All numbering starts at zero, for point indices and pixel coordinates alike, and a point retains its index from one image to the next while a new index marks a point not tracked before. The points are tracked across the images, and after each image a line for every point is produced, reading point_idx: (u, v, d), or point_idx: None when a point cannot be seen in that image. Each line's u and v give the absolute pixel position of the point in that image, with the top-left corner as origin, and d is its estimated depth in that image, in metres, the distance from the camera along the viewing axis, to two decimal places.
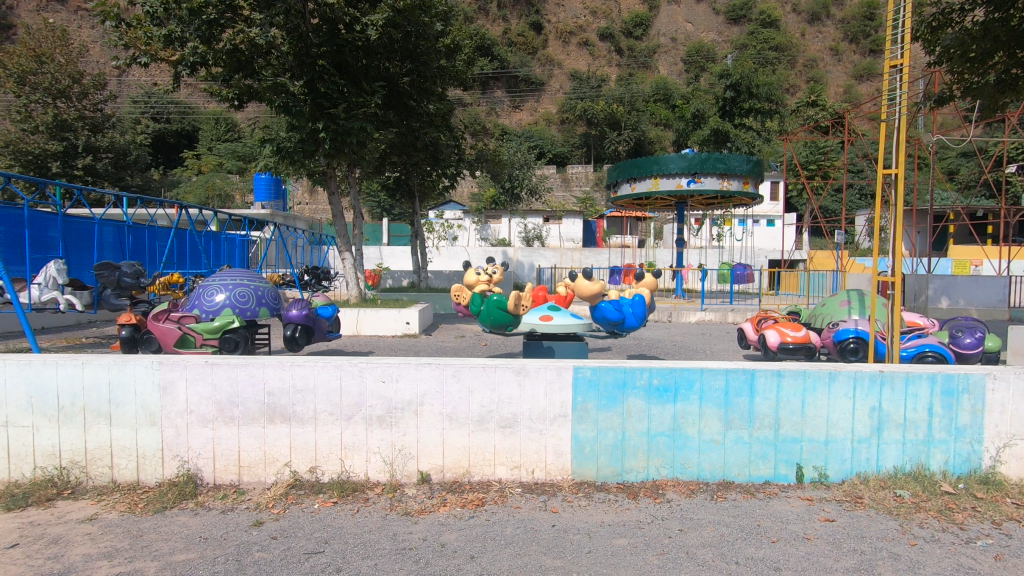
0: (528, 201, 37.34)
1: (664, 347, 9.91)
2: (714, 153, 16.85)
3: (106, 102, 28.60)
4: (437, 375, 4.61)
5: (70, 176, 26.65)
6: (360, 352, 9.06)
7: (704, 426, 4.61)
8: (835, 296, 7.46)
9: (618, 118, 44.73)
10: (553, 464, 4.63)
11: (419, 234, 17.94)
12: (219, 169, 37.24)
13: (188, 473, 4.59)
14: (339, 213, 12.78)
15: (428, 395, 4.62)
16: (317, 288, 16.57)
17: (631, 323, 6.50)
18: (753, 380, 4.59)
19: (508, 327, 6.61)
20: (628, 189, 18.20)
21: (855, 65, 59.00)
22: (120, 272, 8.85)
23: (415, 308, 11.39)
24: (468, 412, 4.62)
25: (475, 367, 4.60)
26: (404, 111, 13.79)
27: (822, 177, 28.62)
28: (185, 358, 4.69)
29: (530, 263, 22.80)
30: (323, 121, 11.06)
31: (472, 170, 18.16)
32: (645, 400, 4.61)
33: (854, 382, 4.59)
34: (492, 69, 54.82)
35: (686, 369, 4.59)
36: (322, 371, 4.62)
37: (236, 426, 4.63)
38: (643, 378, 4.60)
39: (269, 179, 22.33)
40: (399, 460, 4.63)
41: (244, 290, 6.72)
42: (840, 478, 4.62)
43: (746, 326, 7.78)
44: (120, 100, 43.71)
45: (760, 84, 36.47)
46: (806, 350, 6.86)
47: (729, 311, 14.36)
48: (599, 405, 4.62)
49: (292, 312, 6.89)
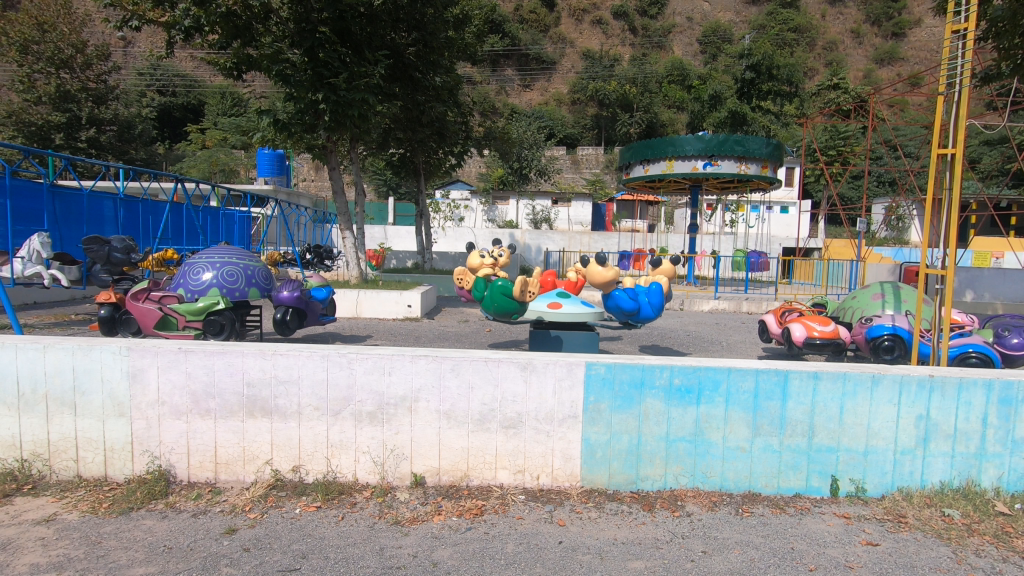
0: (536, 182, 36.65)
1: (677, 338, 9.38)
2: (732, 135, 16.13)
3: (110, 74, 28.08)
4: (433, 369, 4.15)
5: (73, 148, 26.17)
6: (357, 337, 8.62)
7: (730, 432, 4.15)
8: (867, 288, 6.90)
9: (631, 100, 43.73)
10: (561, 470, 4.19)
11: (425, 214, 17.35)
12: (223, 144, 36.73)
13: (161, 470, 4.19)
14: (340, 189, 12.21)
15: (424, 391, 4.17)
16: (318, 267, 16.14)
17: (647, 314, 5.91)
18: (787, 383, 4.11)
19: (514, 315, 6.16)
20: (641, 171, 17.50)
21: (876, 48, 57.13)
22: (110, 247, 8.44)
23: (418, 290, 10.92)
24: (468, 410, 4.18)
25: (477, 360, 4.14)
26: (409, 84, 13.20)
27: (841, 163, 27.73)
28: (157, 344, 4.25)
29: (538, 246, 22.22)
30: (323, 91, 10.45)
31: (480, 149, 17.54)
32: (665, 401, 4.14)
33: (901, 388, 4.09)
34: (503, 47, 53.68)
35: (712, 369, 4.10)
36: (307, 362, 4.16)
37: (213, 420, 4.21)
38: (663, 377, 4.12)
39: (273, 154, 21.83)
40: (390, 461, 4.20)
41: (233, 269, 6.32)
42: (879, 493, 4.15)
43: (768, 317, 7.29)
44: (125, 72, 43.13)
45: (780, 65, 35.37)
46: (834, 346, 6.34)
47: (744, 300, 13.82)
48: (613, 406, 4.15)
49: (283, 294, 6.42)
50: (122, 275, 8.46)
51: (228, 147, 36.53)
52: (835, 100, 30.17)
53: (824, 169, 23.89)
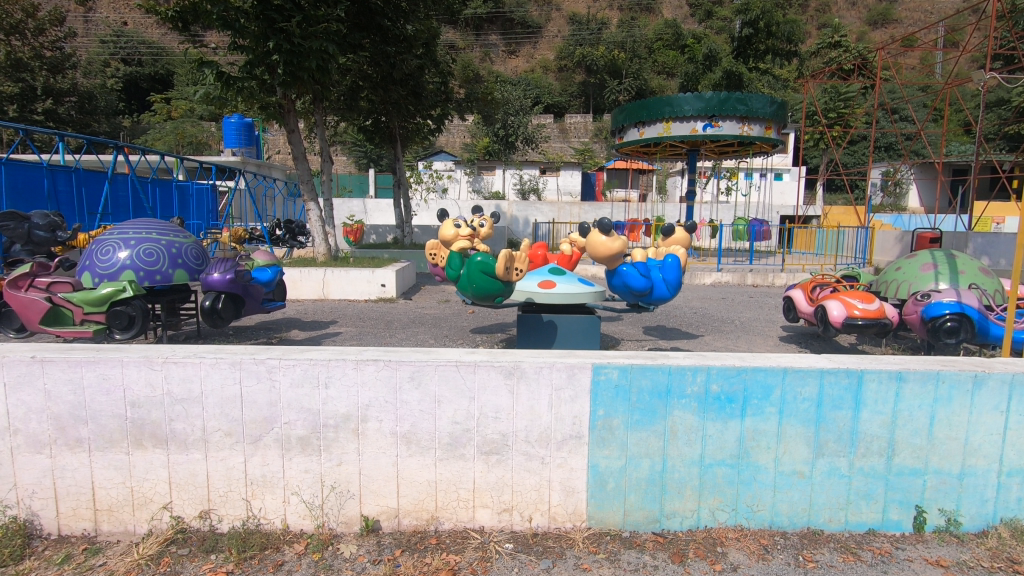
0: (523, 150, 35.01)
1: (684, 317, 8.29)
2: (735, 93, 14.83)
3: (65, 41, 25.87)
4: (386, 379, 3.05)
5: (29, 121, 24.15)
6: (320, 325, 7.43)
7: (785, 453, 3.13)
8: (914, 257, 5.89)
9: (619, 66, 42.14)
10: (560, 507, 3.15)
11: (403, 184, 15.93)
12: (192, 115, 34.59)
13: (18, 522, 3.08)
14: (302, 154, 10.82)
15: (373, 408, 3.07)
16: (289, 244, 14.89)
17: (661, 294, 4.76)
18: (861, 388, 3.08)
19: (498, 297, 5.01)
20: (635, 135, 16.24)
21: (870, 10, 55.11)
22: (30, 224, 7.00)
23: (391, 268, 9.78)
24: (435, 432, 3.10)
25: (446, 365, 3.06)
26: (377, 33, 11.65)
27: (842, 126, 26.48)
28: (3, 351, 3.08)
29: (526, 218, 20.90)
30: (274, 40, 8.95)
31: (461, 112, 16.02)
32: (699, 414, 3.10)
33: (1011, 390, 3.08)
34: (486, 11, 51.27)
35: (761, 371, 3.06)
36: (213, 372, 3.04)
37: (87, 453, 3.09)
38: (695, 383, 3.07)
39: (240, 121, 20.06)
40: (332, 501, 3.13)
41: (152, 247, 5.20)
42: (974, 527, 3.18)
43: (796, 293, 6.27)
44: (86, 42, 40.32)
45: (780, 22, 33.68)
46: (879, 327, 5.33)
47: (749, 272, 12.83)
48: (629, 422, 3.10)
49: (213, 277, 5.17)
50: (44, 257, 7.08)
51: (197, 118, 34.35)
52: (836, 60, 28.70)
53: (827, 132, 22.68)
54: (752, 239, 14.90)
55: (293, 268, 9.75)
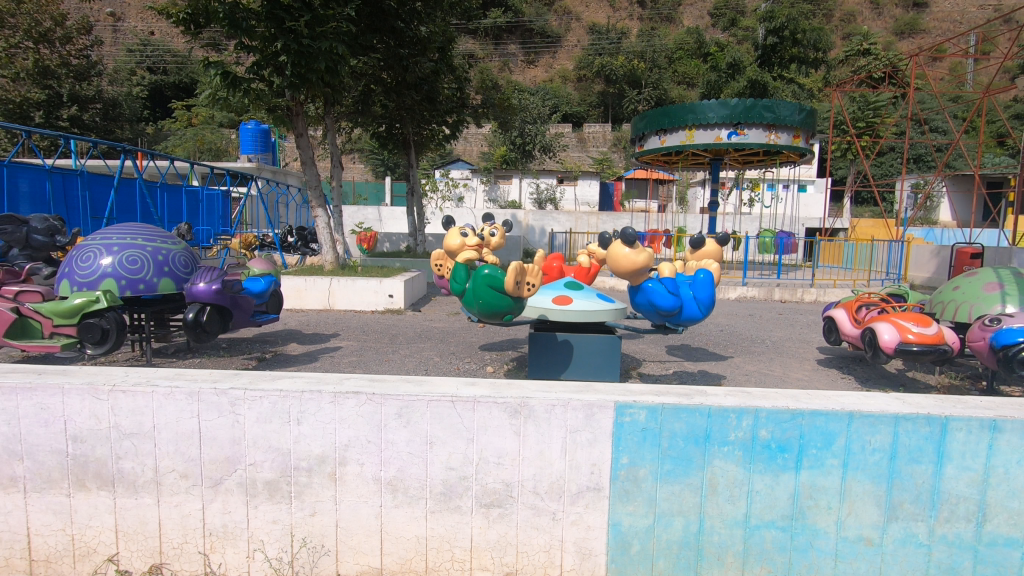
0: (541, 159, 34.61)
1: (710, 335, 7.70)
2: (761, 100, 14.24)
3: (92, 49, 26.12)
4: (370, 415, 2.58)
5: (54, 127, 24.30)
6: (320, 338, 6.99)
7: (850, 514, 2.57)
8: (975, 275, 5.29)
9: (639, 75, 41.74)
10: (574, 572, 2.63)
11: (416, 191, 15.56)
12: (212, 122, 34.85)
13: None
14: (311, 159, 10.48)
15: (353, 449, 2.59)
16: (301, 251, 14.62)
17: (691, 313, 4.22)
18: (944, 438, 2.52)
19: (506, 314, 4.44)
20: (656, 143, 15.71)
21: (896, 20, 53.93)
22: (29, 227, 6.37)
23: (400, 278, 9.35)
24: (427, 479, 2.60)
25: (440, 400, 2.57)
26: (390, 35, 11.34)
27: (871, 136, 25.65)
28: None
29: (542, 228, 20.43)
30: (282, 40, 8.65)
31: (478, 119, 15.63)
32: (744, 465, 2.56)
33: None
34: (506, 21, 51.33)
35: (821, 415, 2.52)
36: (166, 403, 2.59)
37: (22, 494, 2.65)
38: (740, 428, 2.54)
39: (256, 128, 19.92)
40: (303, 557, 2.65)
41: (136, 253, 4.84)
42: None
43: (838, 313, 5.70)
44: (114, 52, 41.12)
45: (806, 29, 32.88)
46: (937, 354, 4.73)
47: (776, 287, 12.18)
48: (659, 472, 2.58)
49: (198, 286, 4.77)
50: (43, 262, 6.44)
51: (217, 125, 34.56)
52: (865, 68, 27.89)
53: (857, 142, 21.88)
54: (780, 252, 14.21)
55: (297, 277, 9.36)
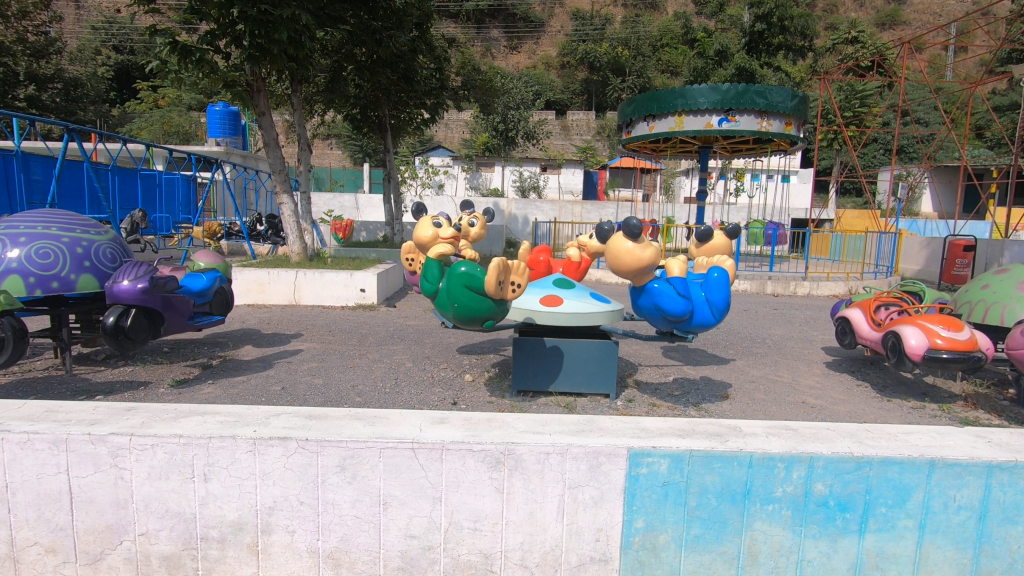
0: (524, 146, 33.79)
1: (708, 334, 7.14)
2: (753, 85, 13.68)
3: (50, 25, 24.44)
4: (302, 469, 1.93)
5: (9, 108, 22.68)
6: (280, 339, 6.25)
7: None
8: (1005, 271, 4.82)
9: (623, 63, 41.08)
10: None
11: (393, 177, 14.72)
12: (181, 104, 33.23)
13: None
14: (274, 140, 9.59)
15: (282, 511, 1.95)
16: (270, 240, 13.77)
17: (704, 318, 3.63)
18: None
19: (487, 320, 3.79)
20: (644, 129, 15.07)
21: (878, 11, 53.86)
22: None
23: (373, 271, 8.63)
24: (379, 551, 1.97)
25: (396, 447, 1.92)
26: (363, 7, 10.46)
27: (857, 125, 25.37)
28: None
29: (525, 217, 19.70)
30: (238, 5, 7.79)
31: (458, 102, 14.77)
32: (794, 529, 1.98)
33: None
34: (488, 5, 50.04)
35: (892, 465, 1.94)
36: (20, 454, 1.90)
37: None
38: (789, 483, 1.95)
39: (224, 109, 18.74)
40: None
41: (49, 246, 4.07)
42: None
43: (853, 313, 5.16)
44: (77, 31, 38.98)
45: (793, 16, 32.35)
46: (969, 363, 4.22)
47: (769, 280, 11.71)
48: (686, 538, 1.98)
49: (121, 285, 4.05)
50: None
51: (186, 108, 32.91)
52: (852, 56, 27.56)
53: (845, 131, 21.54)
54: (772, 243, 13.81)
55: (260, 268, 8.57)
